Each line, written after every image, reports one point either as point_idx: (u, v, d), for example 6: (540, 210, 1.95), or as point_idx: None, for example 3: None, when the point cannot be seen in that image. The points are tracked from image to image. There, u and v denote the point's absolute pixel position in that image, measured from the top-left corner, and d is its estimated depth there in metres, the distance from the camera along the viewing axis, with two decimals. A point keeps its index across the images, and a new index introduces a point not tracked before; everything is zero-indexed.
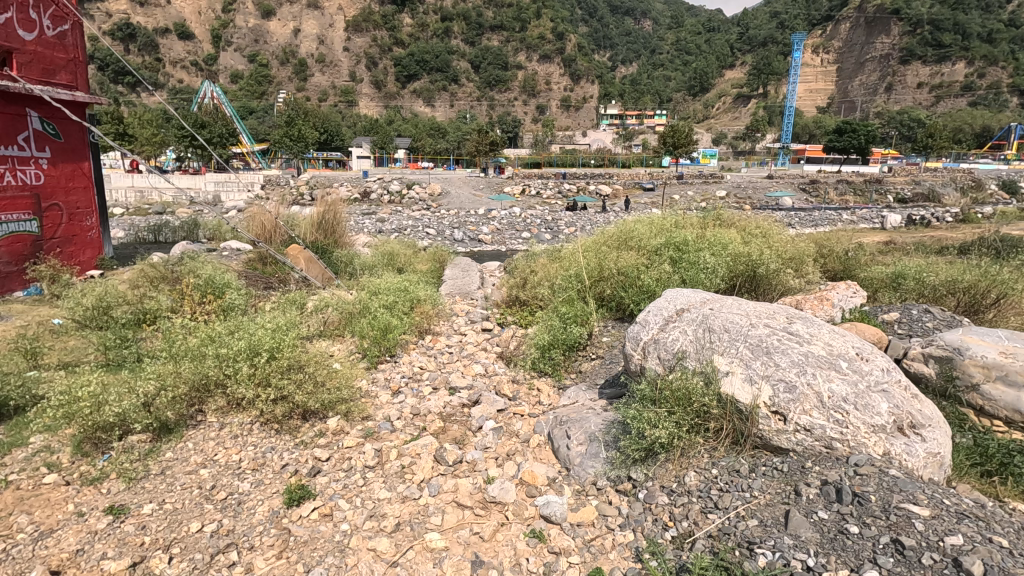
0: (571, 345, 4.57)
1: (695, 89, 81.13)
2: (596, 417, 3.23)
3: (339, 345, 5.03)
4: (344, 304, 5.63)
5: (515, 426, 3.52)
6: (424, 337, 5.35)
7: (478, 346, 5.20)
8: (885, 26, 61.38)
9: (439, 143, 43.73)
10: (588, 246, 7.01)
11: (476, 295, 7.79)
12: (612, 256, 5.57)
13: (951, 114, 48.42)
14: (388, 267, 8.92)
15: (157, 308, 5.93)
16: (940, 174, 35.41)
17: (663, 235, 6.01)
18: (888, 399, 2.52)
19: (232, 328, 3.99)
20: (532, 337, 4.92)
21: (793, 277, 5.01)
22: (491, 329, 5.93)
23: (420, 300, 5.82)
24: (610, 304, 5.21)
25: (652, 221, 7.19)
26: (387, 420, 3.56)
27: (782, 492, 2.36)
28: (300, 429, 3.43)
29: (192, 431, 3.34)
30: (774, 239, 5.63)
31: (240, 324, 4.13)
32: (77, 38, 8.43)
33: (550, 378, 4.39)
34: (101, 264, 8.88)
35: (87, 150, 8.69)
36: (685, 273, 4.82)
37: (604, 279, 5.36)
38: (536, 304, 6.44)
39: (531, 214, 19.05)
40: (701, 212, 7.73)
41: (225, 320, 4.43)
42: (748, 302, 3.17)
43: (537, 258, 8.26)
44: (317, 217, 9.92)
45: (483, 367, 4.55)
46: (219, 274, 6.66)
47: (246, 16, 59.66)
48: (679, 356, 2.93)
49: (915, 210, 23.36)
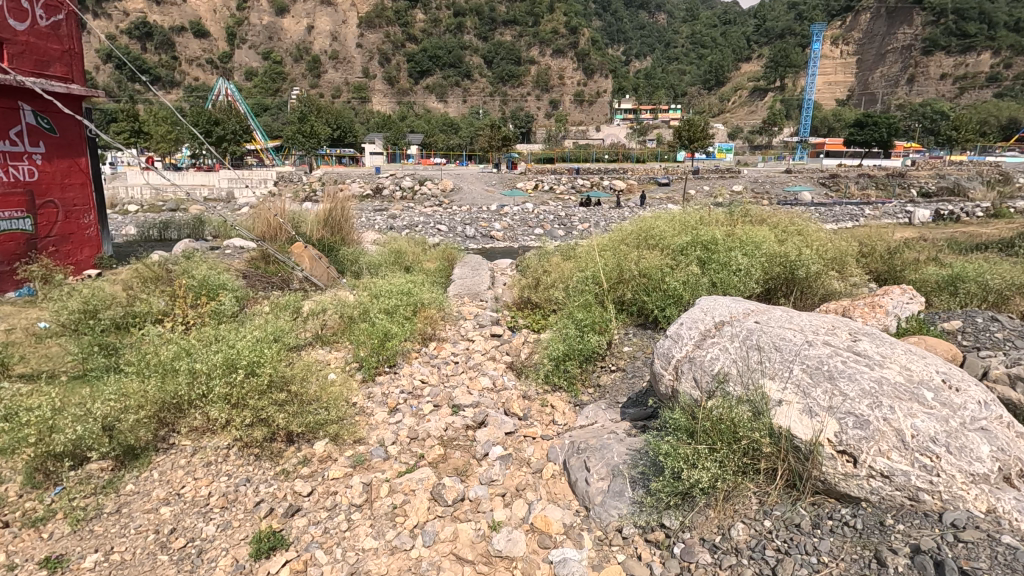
0: (588, 356, 4.13)
1: (710, 83, 79.72)
2: (619, 446, 2.82)
3: (335, 354, 4.67)
4: (344, 307, 5.28)
5: (526, 452, 3.12)
6: (428, 344, 4.94)
7: (487, 354, 4.79)
8: (907, 16, 59.99)
9: (452, 139, 43.41)
10: (605, 244, 6.55)
11: (486, 296, 7.32)
12: (632, 256, 5.12)
13: (975, 106, 46.91)
14: (394, 266, 8.50)
15: (147, 311, 5.60)
16: (965, 168, 34.21)
17: (687, 232, 5.50)
18: (990, 441, 2.04)
19: (217, 339, 3.62)
20: (545, 346, 4.48)
21: (836, 280, 4.49)
22: (500, 335, 5.50)
23: (424, 303, 5.42)
24: (631, 310, 4.73)
25: (673, 218, 6.67)
26: (380, 445, 3.15)
27: (859, 560, 1.90)
28: (285, 455, 3.05)
29: (161, 457, 2.96)
30: (813, 237, 5.13)
31: (223, 334, 3.74)
32: (72, 29, 8.13)
33: (566, 393, 3.97)
34: (100, 263, 8.57)
35: (84, 145, 8.39)
36: (716, 277, 4.34)
37: (624, 282, 4.90)
38: (550, 308, 6.01)
39: (544, 210, 18.58)
40: (728, 208, 7.23)
41: (214, 328, 4.07)
42: (800, 312, 2.70)
43: (550, 256, 7.83)
44: (324, 214, 9.56)
45: (491, 380, 4.10)
46: (215, 275, 6.40)
47: (260, 14, 59.85)
48: (719, 381, 2.47)
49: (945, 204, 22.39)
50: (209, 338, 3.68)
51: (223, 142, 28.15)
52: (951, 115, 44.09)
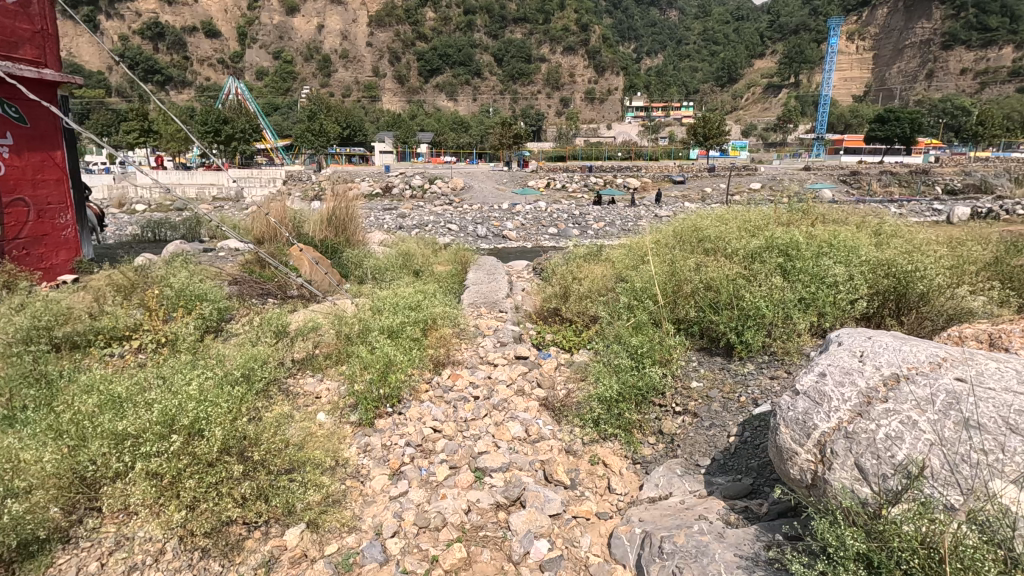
0: (645, 390, 3.25)
1: (723, 80, 78.10)
2: (718, 553, 1.95)
3: (326, 386, 3.83)
4: (342, 321, 4.48)
5: (578, 550, 2.23)
6: (440, 371, 4.06)
7: (510, 385, 3.90)
8: (926, 10, 58.09)
9: (462, 138, 42.53)
10: (644, 246, 5.63)
11: (507, 304, 6.41)
12: (690, 262, 4.23)
13: (998, 102, 45.23)
14: (402, 270, 7.59)
15: (112, 326, 4.84)
16: (992, 165, 32.83)
17: (754, 233, 4.55)
18: None
19: (173, 376, 2.76)
20: (590, 377, 3.55)
21: (969, 296, 3.46)
22: (527, 358, 4.62)
23: (435, 320, 4.54)
24: (693, 331, 3.79)
25: (723, 218, 5.73)
26: (375, 539, 2.23)
27: None
28: (242, 553, 2.18)
29: (65, 557, 2.12)
30: (916, 239, 4.16)
31: (172, 373, 2.84)
32: (46, 9, 7.32)
33: (621, 442, 3.06)
34: (78, 267, 7.73)
35: (61, 137, 7.56)
36: (804, 293, 3.46)
37: (683, 295, 3.98)
38: (587, 322, 5.14)
39: (558, 209, 17.58)
40: (786, 203, 6.25)
41: (176, 360, 3.21)
42: (1022, 371, 1.75)
43: (577, 259, 6.93)
44: (326, 213, 8.75)
45: (523, 426, 3.17)
46: (196, 283, 5.64)
47: (270, 13, 59.29)
48: (914, 478, 1.56)
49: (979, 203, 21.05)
50: (164, 377, 2.82)
51: (232, 142, 27.38)
52: (974, 110, 42.56)
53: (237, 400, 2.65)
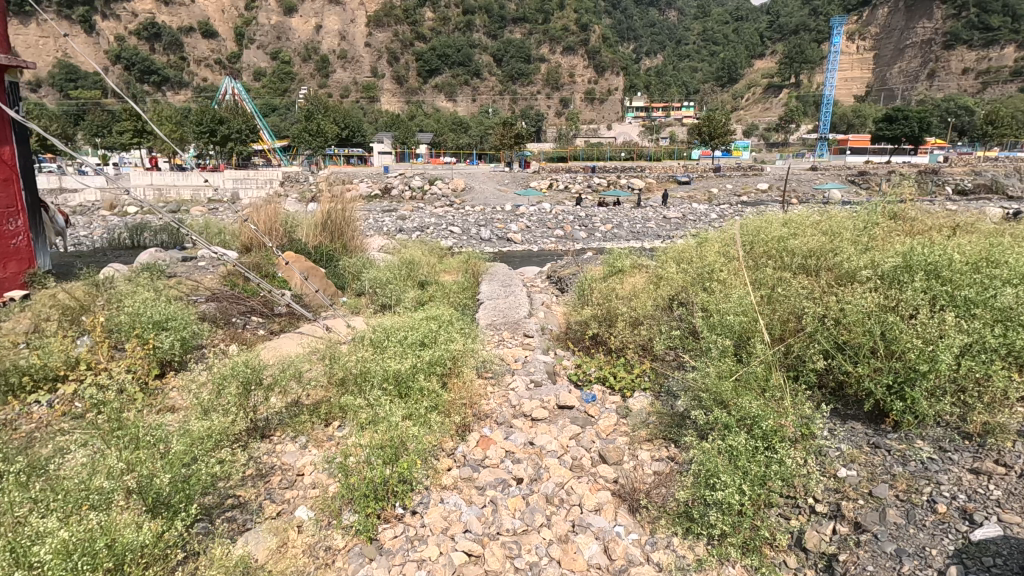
0: (778, 477, 2.22)
1: (723, 80, 77.07)
2: None
3: (309, 469, 2.78)
4: (337, 361, 3.44)
5: None
6: (467, 440, 2.98)
7: (566, 456, 2.87)
8: (927, 10, 56.85)
9: (462, 138, 41.46)
10: (708, 252, 4.56)
11: (531, 326, 5.29)
12: (797, 287, 3.17)
13: (1002, 101, 44.06)
14: (406, 282, 6.43)
15: (39, 368, 3.77)
16: (1002, 164, 31.90)
17: (875, 247, 3.47)
18: None
19: (38, 514, 1.68)
20: (692, 461, 2.47)
21: None
22: (574, 407, 3.52)
23: (457, 362, 3.43)
24: (813, 383, 2.77)
25: (806, 221, 4.65)
26: None
27: None
28: None
29: None
30: None
31: (43, 501, 1.77)
32: None
33: (746, 572, 2.05)
34: (31, 280, 6.55)
35: (9, 129, 6.38)
36: (992, 338, 2.46)
37: (805, 332, 2.91)
38: (639, 352, 4.09)
39: (563, 210, 16.55)
40: (869, 202, 5.15)
41: (69, 459, 2.13)
42: None
43: (615, 267, 5.82)
44: (321, 216, 7.67)
45: (601, 551, 2.16)
46: (157, 303, 4.55)
47: (268, 13, 57.95)
48: None
49: (998, 203, 19.74)
50: (30, 509, 1.74)
51: (228, 142, 26.33)
52: (980, 110, 41.46)
53: (147, 562, 1.60)
